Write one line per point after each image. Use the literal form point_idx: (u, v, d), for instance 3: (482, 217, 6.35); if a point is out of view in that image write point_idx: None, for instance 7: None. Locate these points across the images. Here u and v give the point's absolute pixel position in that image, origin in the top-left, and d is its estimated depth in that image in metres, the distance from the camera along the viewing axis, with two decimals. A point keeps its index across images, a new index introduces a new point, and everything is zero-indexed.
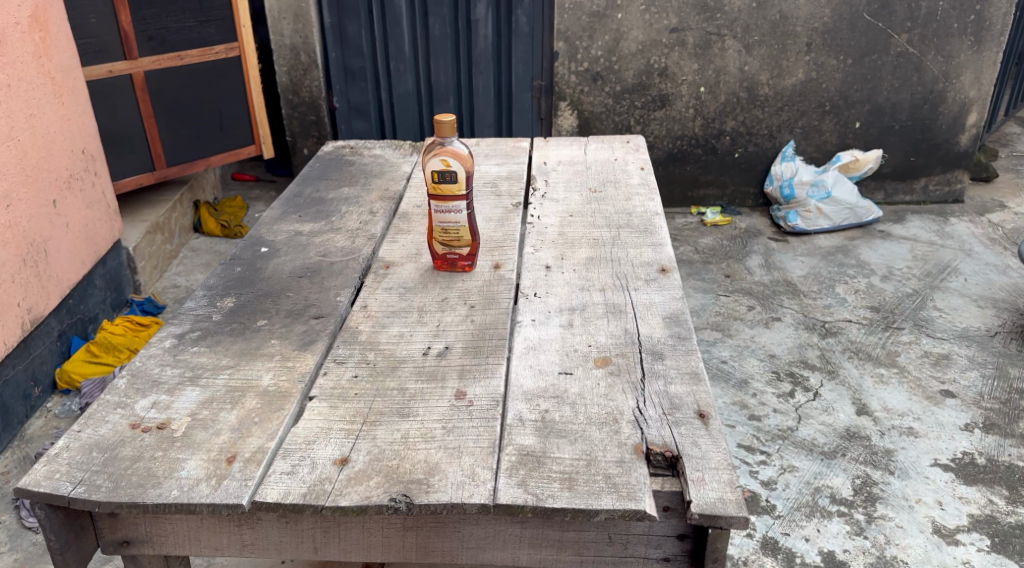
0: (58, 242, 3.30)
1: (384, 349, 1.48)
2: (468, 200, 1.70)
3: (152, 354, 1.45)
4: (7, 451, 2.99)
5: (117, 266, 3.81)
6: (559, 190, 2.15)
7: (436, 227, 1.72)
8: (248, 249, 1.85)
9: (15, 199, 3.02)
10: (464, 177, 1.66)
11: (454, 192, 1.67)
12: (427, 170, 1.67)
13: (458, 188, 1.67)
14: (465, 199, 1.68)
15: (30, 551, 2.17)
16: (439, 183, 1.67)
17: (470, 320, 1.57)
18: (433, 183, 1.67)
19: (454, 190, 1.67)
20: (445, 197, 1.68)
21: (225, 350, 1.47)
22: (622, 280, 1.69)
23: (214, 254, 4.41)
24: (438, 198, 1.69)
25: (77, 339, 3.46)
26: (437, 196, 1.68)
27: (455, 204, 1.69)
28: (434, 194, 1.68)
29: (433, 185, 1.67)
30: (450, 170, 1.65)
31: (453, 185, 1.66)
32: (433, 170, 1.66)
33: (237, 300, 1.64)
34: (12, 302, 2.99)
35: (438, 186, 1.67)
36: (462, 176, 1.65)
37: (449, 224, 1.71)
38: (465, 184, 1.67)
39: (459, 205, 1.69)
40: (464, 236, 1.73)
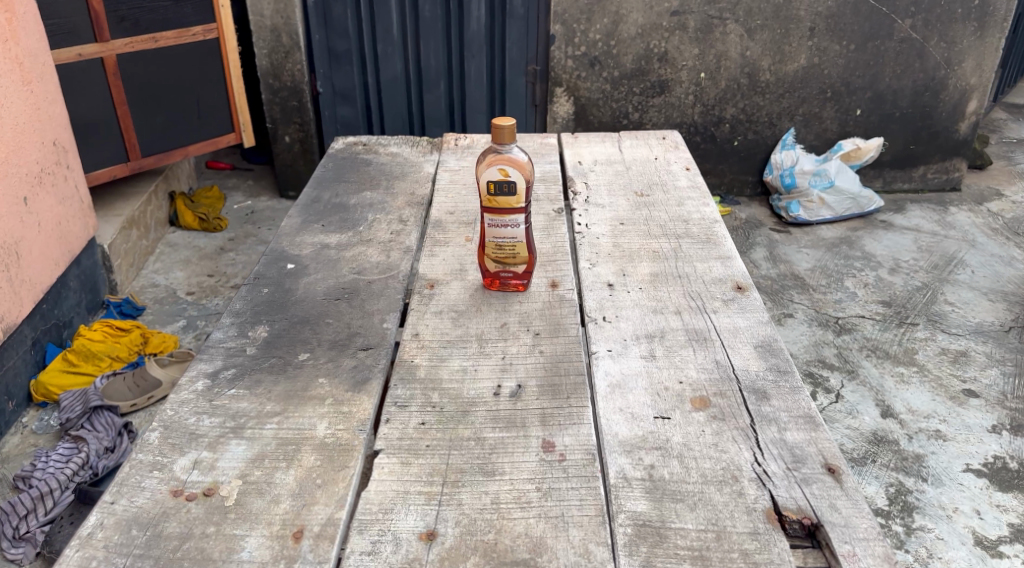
0: (30, 242, 3.06)
1: (448, 389, 1.31)
2: (526, 213, 1.52)
3: (184, 400, 1.28)
4: None
5: (92, 266, 3.56)
6: (602, 193, 1.99)
7: (488, 242, 1.54)
8: (271, 266, 1.67)
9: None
10: (523, 189, 1.48)
11: (511, 205, 1.49)
12: (482, 182, 1.49)
13: (517, 200, 1.49)
14: (523, 212, 1.51)
15: None
16: (495, 195, 1.49)
17: (538, 352, 1.40)
18: (487, 196, 1.49)
19: (511, 203, 1.49)
20: (500, 209, 1.50)
21: (268, 393, 1.30)
22: (698, 300, 1.53)
23: (193, 250, 4.15)
24: (492, 212, 1.51)
25: (52, 348, 3.22)
26: (492, 209, 1.50)
27: (512, 217, 1.51)
28: (488, 207, 1.50)
29: (487, 197, 1.49)
30: (507, 179, 1.47)
31: (510, 197, 1.48)
32: (488, 181, 1.48)
33: (270, 330, 1.46)
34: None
35: (495, 198, 1.49)
36: (520, 186, 1.48)
37: (503, 239, 1.53)
38: (524, 195, 1.49)
39: (515, 219, 1.51)
40: (521, 252, 1.55)
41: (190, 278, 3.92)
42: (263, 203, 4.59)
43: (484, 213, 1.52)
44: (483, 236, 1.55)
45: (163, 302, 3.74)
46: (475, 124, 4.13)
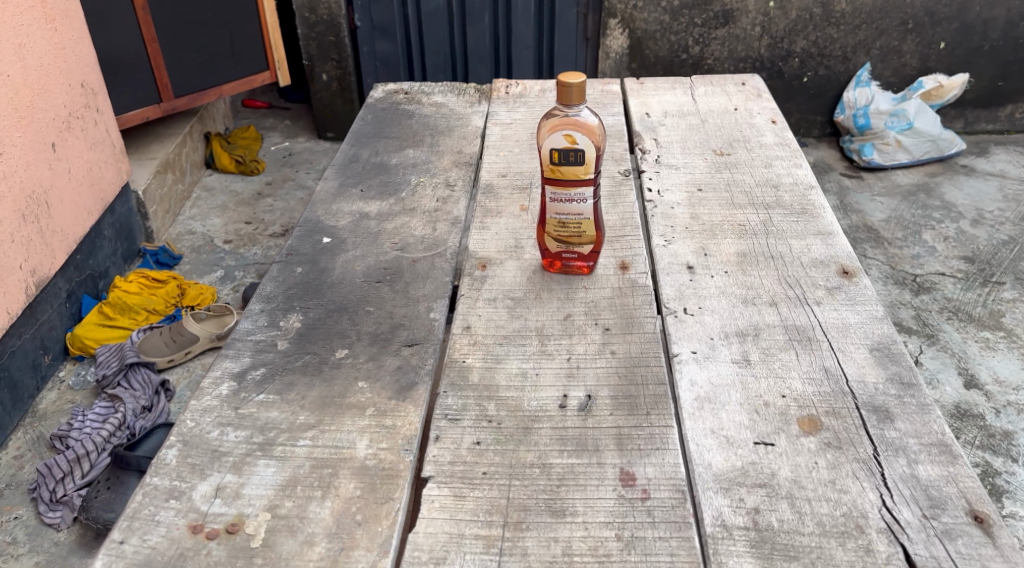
0: (61, 191, 2.93)
1: (506, 400, 1.13)
2: (595, 186, 1.30)
3: (206, 408, 1.11)
4: (20, 431, 2.67)
5: (127, 214, 3.43)
6: (675, 152, 1.76)
7: (549, 219, 1.34)
8: (305, 239, 1.49)
9: (9, 145, 2.64)
10: (593, 158, 1.26)
11: (577, 177, 1.28)
12: (544, 149, 1.27)
13: (586, 170, 1.27)
14: (593, 185, 1.29)
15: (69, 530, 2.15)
16: (560, 164, 1.27)
17: (609, 353, 1.20)
18: (551, 165, 1.28)
19: (578, 174, 1.28)
20: (565, 182, 1.29)
21: (301, 400, 1.13)
22: (796, 289, 1.33)
23: (230, 195, 4.00)
24: (555, 184, 1.30)
25: (88, 300, 3.11)
26: (555, 181, 1.29)
27: (579, 191, 1.29)
28: (551, 178, 1.29)
29: (550, 166, 1.28)
30: (574, 146, 1.25)
31: (576, 166, 1.27)
32: (551, 149, 1.27)
33: (304, 319, 1.29)
34: (13, 265, 2.65)
35: (559, 167, 1.28)
36: (589, 155, 1.26)
37: (566, 217, 1.32)
38: (593, 165, 1.27)
39: (580, 192, 1.29)
40: (587, 233, 1.34)
41: (227, 226, 3.77)
42: (300, 145, 4.41)
43: (545, 185, 1.31)
44: (544, 211, 1.34)
45: (200, 251, 3.60)
46: (523, 61, 3.84)
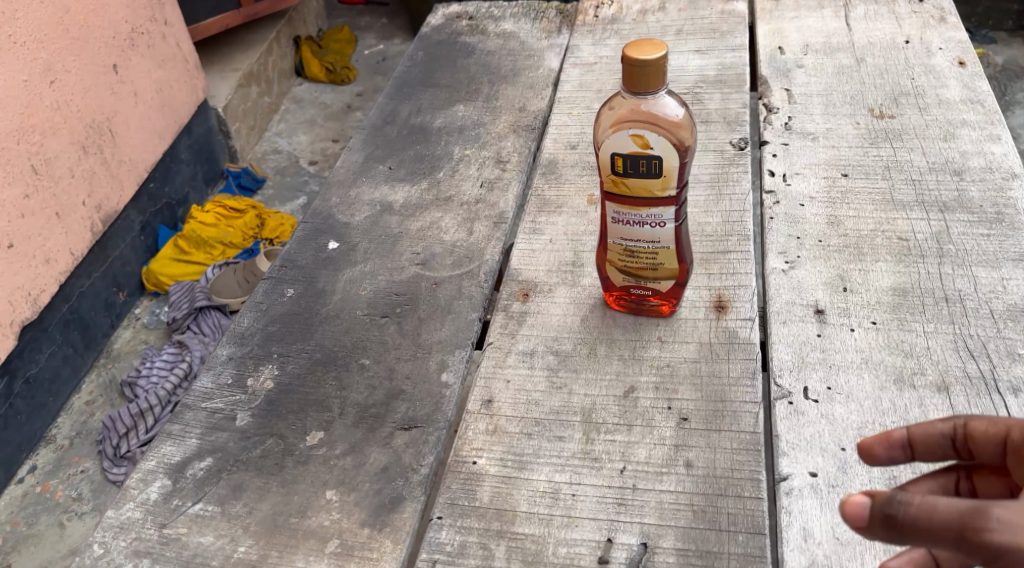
0: (129, 112, 2.44)
1: (523, 543, 0.78)
2: (678, 206, 0.89)
3: (126, 527, 0.83)
4: (92, 372, 2.48)
5: (206, 133, 3.04)
6: (814, 111, 1.28)
7: (610, 246, 0.94)
8: (306, 244, 1.16)
9: (62, 69, 2.15)
10: (675, 169, 0.86)
11: (650, 194, 0.88)
12: (603, 153, 0.88)
13: (665, 185, 0.87)
14: (675, 205, 0.89)
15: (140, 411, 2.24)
16: (625, 175, 0.88)
17: (681, 468, 0.82)
18: (613, 176, 0.89)
19: (651, 191, 0.88)
20: (633, 198, 0.89)
21: (246, 518, 0.83)
22: (981, 362, 0.89)
23: (320, 108, 3.64)
24: (618, 202, 0.90)
25: (165, 231, 2.81)
26: (619, 197, 0.90)
27: (653, 212, 0.89)
28: (613, 194, 0.90)
29: (613, 177, 0.89)
30: (647, 152, 0.86)
31: (649, 178, 0.87)
32: (612, 153, 0.87)
33: (278, 376, 0.97)
34: (75, 202, 2.23)
35: (625, 179, 0.88)
36: (669, 164, 0.86)
37: (635, 244, 0.92)
38: (676, 178, 0.87)
39: (654, 213, 0.89)
40: (665, 269, 0.94)
41: (314, 144, 3.42)
42: (395, 48, 4.02)
43: (605, 200, 0.92)
44: (604, 234, 0.95)
45: (285, 174, 3.26)
46: None
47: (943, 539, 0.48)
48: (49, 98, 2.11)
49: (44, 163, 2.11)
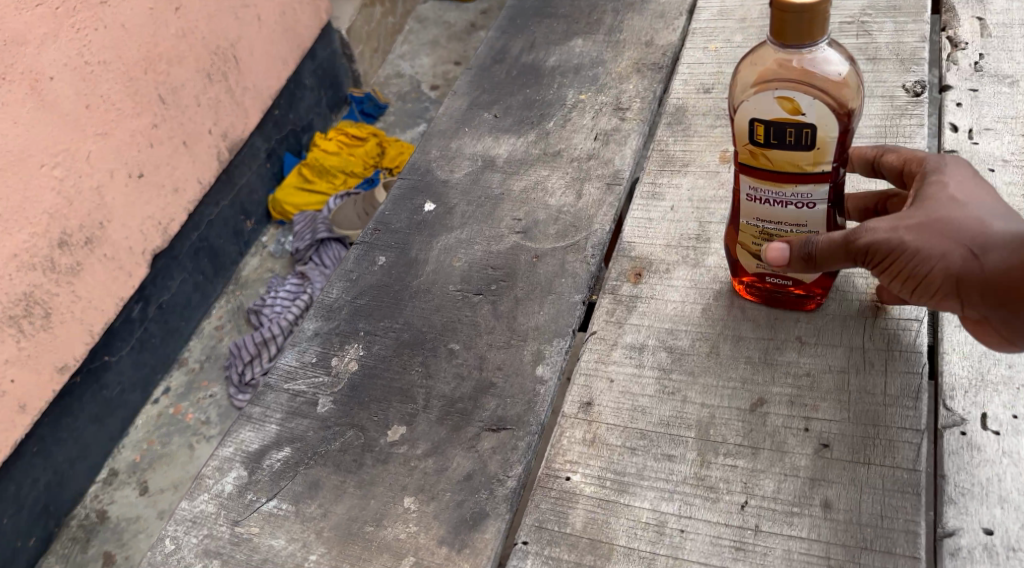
0: (253, 41, 2.38)
1: None
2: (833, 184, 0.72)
3: (198, 521, 0.76)
4: (222, 298, 2.52)
5: (330, 57, 2.97)
6: (1017, 47, 1.03)
7: (743, 228, 0.78)
8: (400, 204, 1.05)
9: None
10: (833, 140, 0.69)
11: (798, 169, 0.71)
12: (740, 119, 0.71)
13: (818, 159, 0.70)
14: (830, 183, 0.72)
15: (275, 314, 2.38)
16: (769, 146, 0.71)
17: (817, 509, 0.69)
18: (753, 147, 0.72)
19: (799, 166, 0.71)
20: (775, 174, 0.72)
21: (319, 521, 0.75)
22: None
23: (444, 27, 3.48)
24: (757, 177, 0.74)
25: (289, 158, 2.79)
26: (759, 172, 0.73)
27: (800, 190, 0.73)
28: (750, 168, 0.74)
29: (751, 148, 0.72)
30: (797, 120, 0.69)
31: (799, 151, 0.70)
32: (751, 119, 0.71)
33: (364, 356, 0.88)
34: (203, 130, 2.22)
35: (768, 151, 0.71)
36: (825, 135, 0.69)
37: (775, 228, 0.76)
38: (833, 151, 0.70)
39: (802, 191, 0.73)
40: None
41: (436, 67, 3.29)
42: None
43: (740, 174, 0.75)
44: (737, 213, 0.79)
45: (407, 99, 3.17)
46: None
47: (834, 256, 0.71)
48: (173, 26, 2.06)
49: (170, 92, 2.08)
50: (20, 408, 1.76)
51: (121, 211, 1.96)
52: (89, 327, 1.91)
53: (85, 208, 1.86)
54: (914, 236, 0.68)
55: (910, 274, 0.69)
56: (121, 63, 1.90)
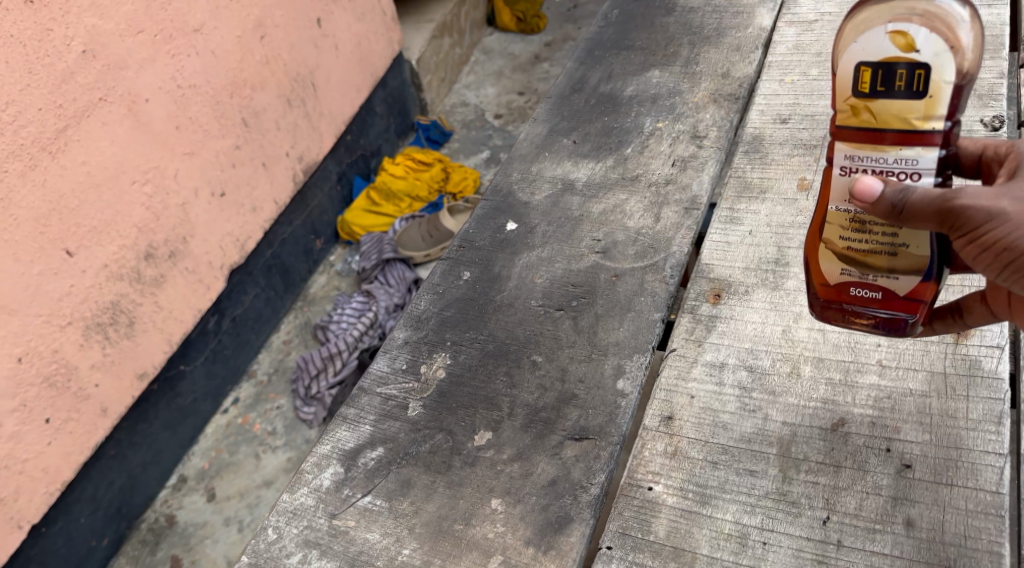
0: (329, 70, 2.40)
1: None
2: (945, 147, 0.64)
3: (299, 514, 0.81)
4: (290, 314, 2.60)
5: (400, 86, 3.07)
6: None
7: (830, 216, 0.72)
8: (485, 222, 1.10)
9: (271, 25, 2.09)
10: (946, 87, 0.62)
11: (907, 124, 0.64)
12: (843, 65, 0.65)
13: (930, 111, 0.63)
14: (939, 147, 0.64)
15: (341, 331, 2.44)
16: (876, 96, 0.64)
17: (900, 528, 0.70)
18: (858, 99, 0.65)
19: (908, 120, 0.64)
20: (881, 131, 0.65)
21: (413, 519, 0.78)
22: None
23: (509, 58, 3.56)
24: (859, 140, 0.66)
25: (358, 181, 2.88)
26: (860, 132, 0.66)
27: (905, 153, 0.65)
28: (851, 129, 0.66)
29: (854, 101, 0.65)
30: (910, 55, 0.62)
31: (909, 99, 0.63)
32: (856, 63, 0.64)
33: (452, 364, 0.92)
34: (279, 153, 2.21)
35: (873, 102, 0.64)
36: (939, 80, 0.62)
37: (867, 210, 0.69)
38: (947, 102, 0.63)
39: (906, 156, 0.65)
40: (910, 259, 0.69)
41: (500, 97, 3.37)
42: None
43: (838, 142, 0.68)
44: (825, 204, 0.72)
45: (471, 127, 3.26)
46: None
47: (923, 213, 0.61)
48: (259, 53, 2.06)
49: (253, 115, 2.07)
50: (102, 411, 1.69)
51: (203, 229, 1.91)
52: (167, 337, 1.83)
53: (172, 222, 1.80)
54: (1013, 205, 0.60)
55: (1005, 248, 0.60)
56: (210, 87, 1.87)
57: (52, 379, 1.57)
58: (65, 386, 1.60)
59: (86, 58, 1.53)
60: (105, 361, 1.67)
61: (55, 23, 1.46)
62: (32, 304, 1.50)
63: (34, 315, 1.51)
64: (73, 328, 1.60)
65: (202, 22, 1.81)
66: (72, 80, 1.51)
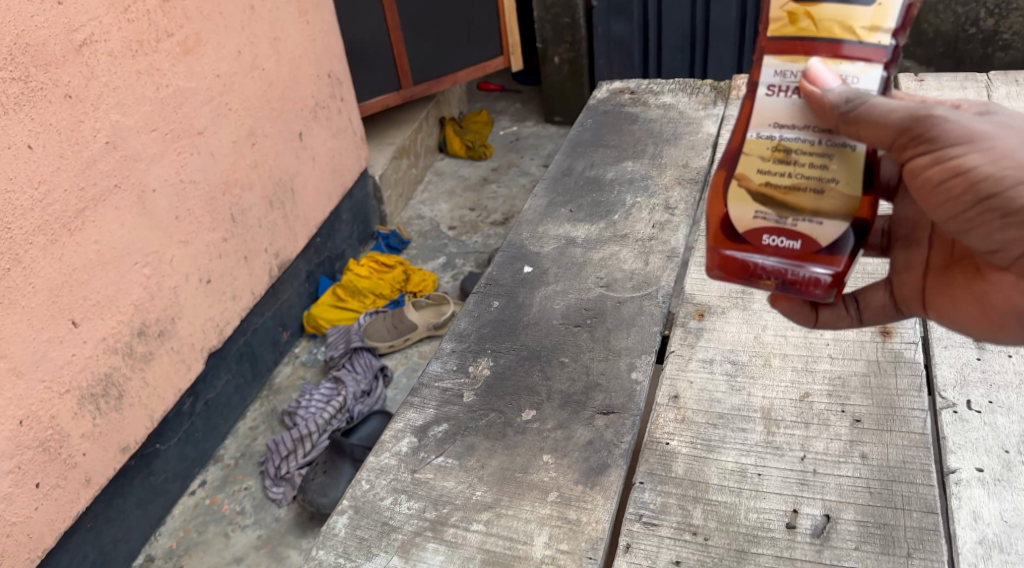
0: (306, 178, 2.63)
1: (717, 507, 0.90)
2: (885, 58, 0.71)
3: (384, 470, 0.98)
4: (257, 402, 2.69)
5: (364, 197, 3.34)
6: None
7: (751, 149, 0.78)
8: (505, 267, 1.34)
9: (261, 134, 2.35)
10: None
11: (850, 33, 0.71)
12: None
13: (873, 24, 0.70)
14: (879, 64, 0.72)
15: (309, 414, 2.53)
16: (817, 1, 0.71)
17: (858, 459, 0.94)
18: (800, 4, 0.71)
19: (851, 28, 0.71)
20: (818, 40, 0.72)
21: (481, 470, 0.97)
22: None
23: (459, 179, 3.90)
24: (794, 49, 0.73)
25: (324, 280, 3.08)
26: (799, 40, 0.73)
27: (845, 67, 0.72)
28: (790, 36, 0.73)
29: (800, 7, 0.71)
30: None
31: (853, 9, 0.70)
32: None
33: (494, 365, 1.13)
34: (259, 248, 2.40)
35: (815, 9, 0.71)
36: None
37: (792, 139, 0.76)
38: (888, 16, 0.70)
39: (846, 70, 0.72)
40: (826, 204, 0.77)
41: (453, 212, 3.67)
42: (529, 129, 4.23)
43: (776, 51, 0.74)
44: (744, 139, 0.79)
45: (427, 237, 3.52)
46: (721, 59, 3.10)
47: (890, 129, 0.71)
48: (249, 158, 2.30)
49: (240, 214, 2.28)
50: (85, 481, 1.78)
51: (190, 311, 2.08)
52: (149, 412, 1.96)
53: (163, 304, 1.97)
54: (963, 143, 0.72)
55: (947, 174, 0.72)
56: (207, 184, 2.11)
57: (46, 444, 1.67)
58: (58, 452, 1.70)
59: (108, 148, 1.75)
60: (94, 431, 1.78)
61: (87, 117, 1.69)
62: (38, 367, 1.62)
63: (37, 381, 1.63)
64: (70, 396, 1.72)
65: (203, 126, 2.07)
66: (94, 167, 1.72)
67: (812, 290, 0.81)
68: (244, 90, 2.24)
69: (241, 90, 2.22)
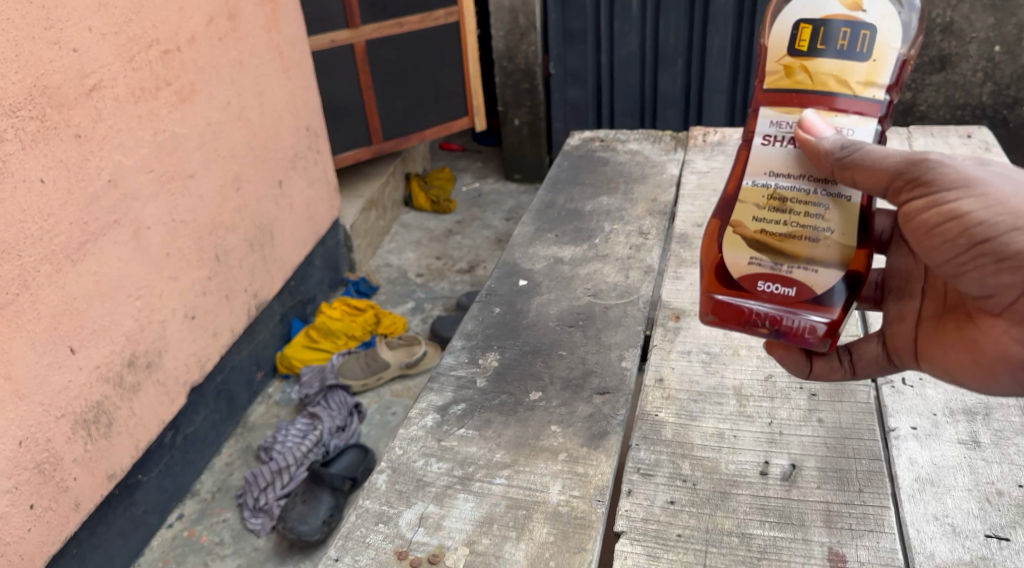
0: (284, 225, 2.71)
1: (702, 460, 1.08)
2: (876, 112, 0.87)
3: (414, 438, 1.13)
4: (231, 439, 2.59)
5: (336, 245, 3.47)
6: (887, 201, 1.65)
7: (747, 197, 0.93)
8: (503, 281, 1.51)
9: (245, 180, 2.43)
10: (885, 58, 0.84)
11: (845, 86, 0.86)
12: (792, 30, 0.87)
13: (869, 80, 0.85)
14: (874, 119, 0.87)
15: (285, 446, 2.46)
16: (815, 57, 0.86)
17: (816, 422, 1.12)
18: (798, 59, 0.87)
19: (845, 82, 0.86)
20: (811, 91, 0.88)
21: (498, 438, 1.13)
22: None
23: (424, 231, 4.07)
24: (791, 100, 0.89)
25: (296, 322, 3.03)
26: (795, 91, 0.88)
27: (840, 120, 0.87)
28: (786, 88, 0.89)
29: (800, 62, 0.87)
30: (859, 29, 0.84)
31: (852, 67, 0.85)
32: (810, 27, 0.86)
33: (501, 359, 1.29)
34: (239, 287, 2.45)
35: (811, 66, 0.87)
36: (882, 56, 0.84)
37: (787, 188, 0.91)
38: (882, 74, 0.85)
39: (845, 122, 0.87)
40: (820, 251, 0.90)
41: (419, 261, 3.83)
42: (490, 186, 4.46)
43: (772, 102, 0.90)
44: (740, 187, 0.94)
45: (395, 284, 3.67)
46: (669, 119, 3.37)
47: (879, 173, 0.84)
48: (234, 202, 2.38)
49: (224, 254, 2.34)
50: (74, 505, 1.78)
51: (175, 344, 2.12)
52: (134, 441, 1.97)
53: (151, 336, 2.01)
54: (949, 193, 0.84)
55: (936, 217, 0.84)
56: (195, 224, 2.18)
57: (42, 466, 1.69)
58: (51, 475, 1.72)
59: (109, 186, 1.83)
60: (85, 456, 1.80)
61: (93, 155, 1.77)
62: (39, 391, 1.66)
63: (37, 403, 1.66)
64: (64, 421, 1.74)
65: (193, 169, 2.15)
66: (97, 204, 1.79)
67: (806, 337, 0.93)
68: (231, 138, 2.34)
69: (227, 139, 2.32)
